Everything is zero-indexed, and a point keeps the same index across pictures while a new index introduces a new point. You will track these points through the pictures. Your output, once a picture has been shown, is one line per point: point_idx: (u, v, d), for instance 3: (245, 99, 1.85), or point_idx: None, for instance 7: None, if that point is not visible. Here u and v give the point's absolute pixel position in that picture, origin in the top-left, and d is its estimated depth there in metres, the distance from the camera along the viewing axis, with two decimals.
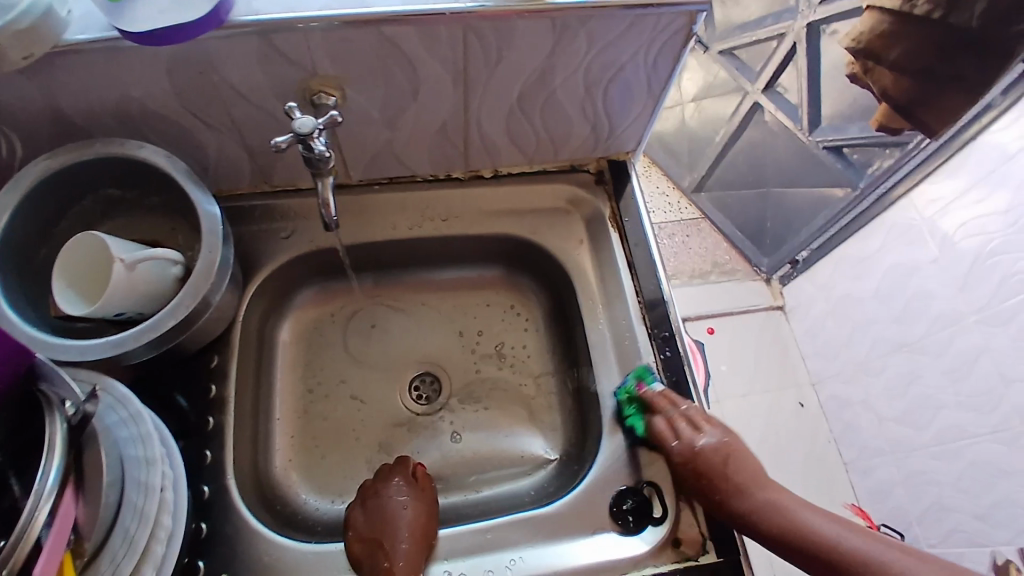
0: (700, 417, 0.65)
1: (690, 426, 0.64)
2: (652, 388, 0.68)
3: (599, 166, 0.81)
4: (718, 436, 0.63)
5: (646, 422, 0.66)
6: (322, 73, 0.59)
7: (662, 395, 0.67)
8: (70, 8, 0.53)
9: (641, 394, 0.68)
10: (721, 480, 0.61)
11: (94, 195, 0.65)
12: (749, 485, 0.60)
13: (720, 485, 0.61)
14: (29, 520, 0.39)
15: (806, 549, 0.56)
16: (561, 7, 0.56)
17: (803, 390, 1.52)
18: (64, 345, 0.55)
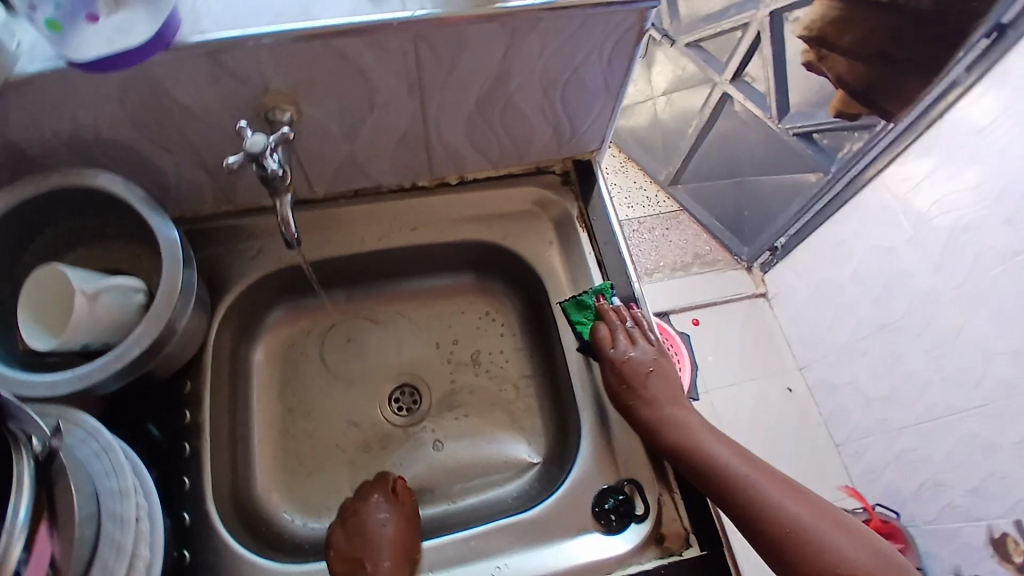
0: (641, 335, 0.69)
1: (629, 340, 0.69)
2: (610, 301, 0.71)
3: (565, 167, 0.81)
4: (648, 352, 0.68)
5: (595, 329, 0.70)
6: (275, 90, 0.59)
7: (615, 308, 0.70)
8: (18, 39, 0.52)
9: (600, 306, 0.71)
10: (641, 388, 0.66)
11: (54, 226, 0.64)
12: (672, 407, 0.65)
13: (639, 392, 0.66)
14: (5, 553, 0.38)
15: (693, 460, 0.62)
16: (512, 10, 0.56)
17: (789, 376, 1.53)
18: (32, 382, 0.55)
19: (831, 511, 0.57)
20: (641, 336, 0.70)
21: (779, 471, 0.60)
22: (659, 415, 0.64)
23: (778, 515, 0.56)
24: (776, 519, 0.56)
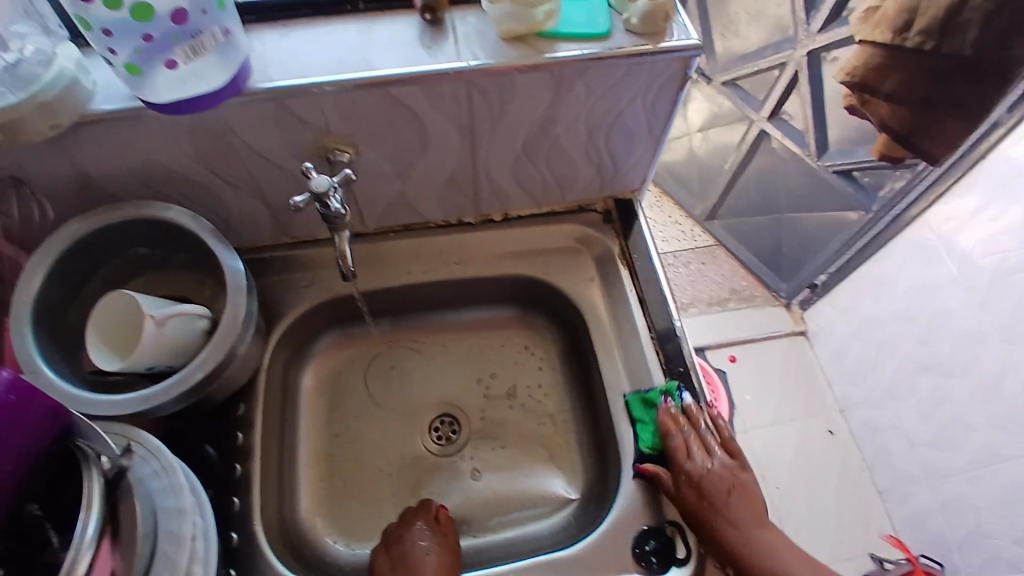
0: (716, 444, 0.68)
1: (705, 450, 0.67)
2: (678, 402, 0.70)
3: (606, 206, 0.83)
4: (727, 465, 0.67)
5: (655, 432, 0.69)
6: (336, 133, 0.63)
7: (687, 414, 0.69)
8: (95, 78, 0.57)
9: (666, 406, 0.70)
10: (726, 512, 0.63)
11: (124, 254, 0.69)
12: (758, 529, 0.63)
13: (724, 512, 0.63)
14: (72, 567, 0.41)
15: None
16: (559, 60, 0.59)
17: (830, 417, 1.49)
18: (96, 401, 0.58)
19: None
20: (716, 446, 0.68)
21: None
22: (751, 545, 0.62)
23: None
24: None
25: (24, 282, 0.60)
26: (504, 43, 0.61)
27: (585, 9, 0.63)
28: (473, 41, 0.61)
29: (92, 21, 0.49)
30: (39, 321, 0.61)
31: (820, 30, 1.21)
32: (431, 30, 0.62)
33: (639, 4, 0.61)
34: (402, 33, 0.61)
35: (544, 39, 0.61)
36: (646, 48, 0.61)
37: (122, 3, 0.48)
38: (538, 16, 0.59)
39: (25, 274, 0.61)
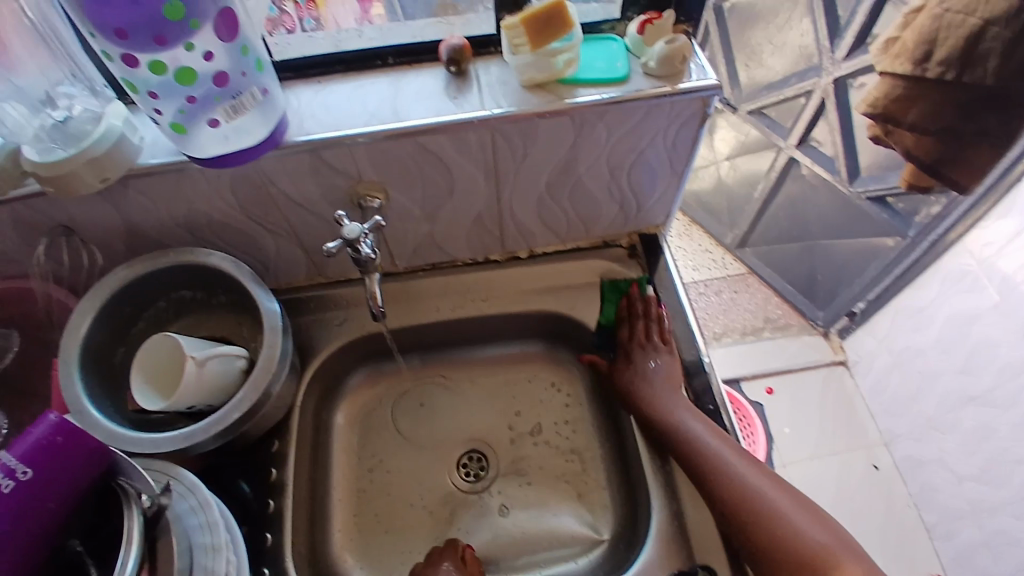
0: (658, 331, 0.77)
1: (645, 333, 0.78)
2: (642, 291, 0.80)
3: (630, 241, 0.84)
4: (660, 349, 0.76)
5: (617, 309, 0.81)
6: (368, 180, 0.66)
7: (642, 300, 0.79)
8: (142, 133, 0.61)
9: (631, 291, 0.80)
10: (645, 377, 0.74)
11: (168, 297, 0.72)
12: (666, 392, 0.72)
13: (641, 379, 0.74)
14: None
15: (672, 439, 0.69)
16: (579, 105, 0.61)
17: (873, 450, 1.44)
18: (139, 439, 0.60)
19: (795, 495, 0.62)
20: (658, 333, 0.78)
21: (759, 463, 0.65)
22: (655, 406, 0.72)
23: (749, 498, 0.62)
24: (744, 494, 0.62)
25: (73, 325, 0.64)
26: (526, 91, 0.63)
27: (604, 56, 0.66)
28: (496, 90, 0.63)
29: (140, 85, 0.52)
30: (86, 362, 0.64)
31: (845, 57, 1.20)
32: (455, 81, 0.65)
33: (657, 48, 0.62)
34: (429, 85, 0.65)
35: (565, 86, 0.63)
36: (664, 90, 0.62)
37: (167, 69, 0.51)
38: (558, 65, 0.62)
39: (74, 318, 0.64)
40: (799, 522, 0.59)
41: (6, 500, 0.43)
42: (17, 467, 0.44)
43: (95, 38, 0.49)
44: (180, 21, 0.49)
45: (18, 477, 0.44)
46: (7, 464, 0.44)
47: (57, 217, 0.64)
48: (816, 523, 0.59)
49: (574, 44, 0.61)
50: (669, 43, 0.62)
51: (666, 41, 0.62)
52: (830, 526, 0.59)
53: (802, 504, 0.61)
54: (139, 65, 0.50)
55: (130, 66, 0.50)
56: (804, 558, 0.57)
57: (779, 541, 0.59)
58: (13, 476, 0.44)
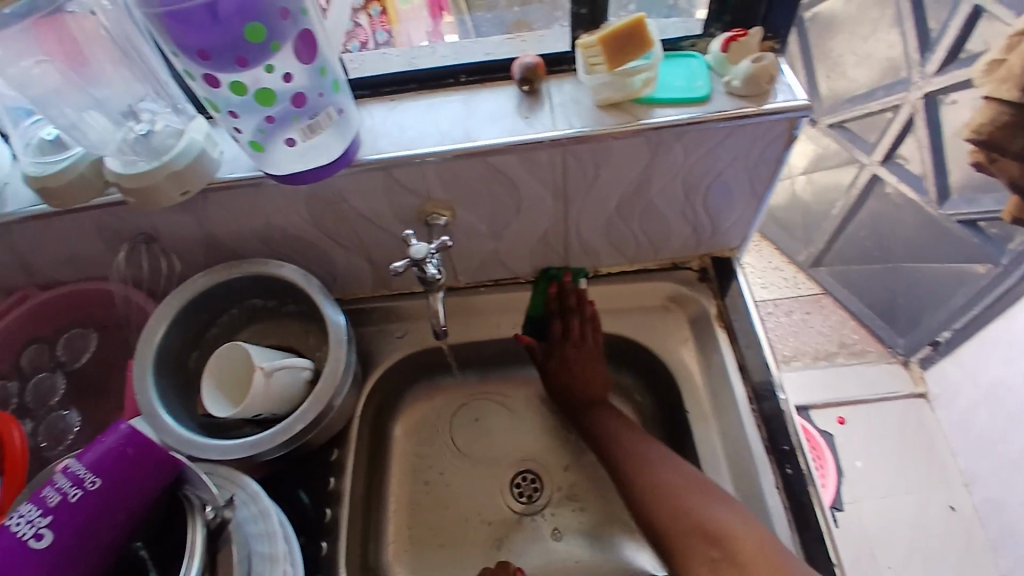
0: (586, 330, 0.78)
1: (581, 333, 0.78)
2: (576, 282, 0.78)
3: (702, 263, 0.80)
4: (586, 347, 0.78)
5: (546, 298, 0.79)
6: (436, 199, 0.66)
7: (575, 292, 0.78)
8: (222, 149, 0.63)
9: (563, 281, 0.78)
10: (572, 376, 0.78)
11: (241, 305, 0.74)
12: (590, 389, 0.78)
13: (574, 383, 0.78)
14: None
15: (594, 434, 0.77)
16: (655, 125, 0.59)
17: (952, 491, 1.35)
18: (208, 446, 0.62)
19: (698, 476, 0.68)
20: (586, 330, 0.78)
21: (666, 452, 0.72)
22: (596, 417, 0.78)
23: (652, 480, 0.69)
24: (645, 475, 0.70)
25: (150, 331, 0.67)
26: (600, 109, 0.61)
27: (684, 73, 0.63)
28: (570, 110, 0.62)
29: (221, 104, 0.54)
30: (161, 367, 0.67)
31: (935, 72, 1.14)
32: (528, 100, 0.64)
33: (742, 67, 0.60)
34: (501, 104, 0.64)
35: (641, 106, 0.61)
36: (749, 110, 0.59)
37: (248, 89, 0.53)
38: (635, 85, 0.60)
39: (151, 324, 0.67)
40: (694, 496, 0.66)
41: (75, 507, 0.45)
42: (87, 476, 0.47)
43: (180, 58, 0.50)
44: (261, 43, 0.50)
45: (86, 486, 0.46)
46: (78, 474, 0.47)
47: (140, 226, 0.68)
48: (723, 503, 0.65)
49: (655, 62, 0.59)
50: (755, 62, 0.60)
51: (751, 60, 0.60)
52: (731, 504, 0.64)
53: (705, 490, 0.66)
54: (221, 85, 0.52)
55: (212, 86, 0.52)
56: (705, 532, 0.63)
57: (683, 521, 0.65)
58: (82, 485, 0.46)
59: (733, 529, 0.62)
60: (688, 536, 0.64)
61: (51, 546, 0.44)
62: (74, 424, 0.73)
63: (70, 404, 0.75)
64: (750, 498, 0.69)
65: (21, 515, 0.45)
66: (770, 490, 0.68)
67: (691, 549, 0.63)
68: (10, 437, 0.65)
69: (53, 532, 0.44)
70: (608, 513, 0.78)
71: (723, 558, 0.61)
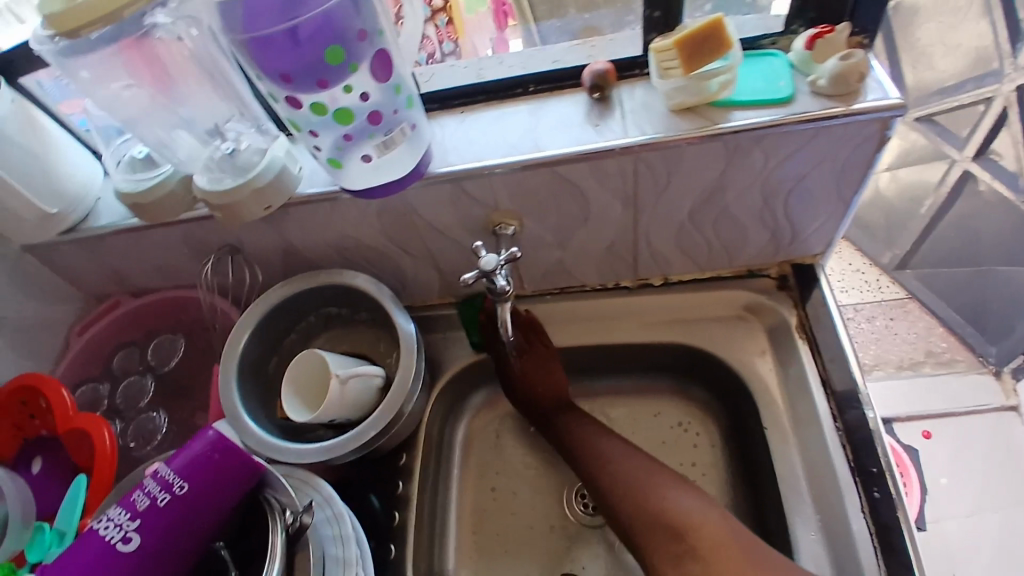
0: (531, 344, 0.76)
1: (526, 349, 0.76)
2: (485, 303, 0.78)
3: (781, 271, 0.76)
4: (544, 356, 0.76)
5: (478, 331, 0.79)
6: (504, 209, 0.66)
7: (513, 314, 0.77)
8: (301, 164, 0.66)
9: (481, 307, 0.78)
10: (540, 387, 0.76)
11: (317, 312, 0.77)
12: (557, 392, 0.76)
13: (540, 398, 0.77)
14: None
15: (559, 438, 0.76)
16: (733, 130, 0.57)
17: None
18: (284, 448, 0.64)
19: (671, 473, 0.67)
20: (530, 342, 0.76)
21: (639, 453, 0.70)
22: (563, 422, 0.76)
23: (622, 482, 0.67)
24: (617, 480, 0.68)
25: (234, 338, 0.70)
26: (674, 115, 0.59)
27: (765, 74, 0.61)
28: (641, 116, 0.60)
29: (302, 124, 0.56)
30: (244, 373, 0.70)
31: None
32: (597, 108, 0.62)
33: (829, 65, 0.58)
34: (570, 112, 0.63)
35: (718, 109, 0.58)
36: (837, 111, 0.57)
37: (327, 109, 0.54)
38: (712, 88, 0.57)
39: (235, 332, 0.70)
40: (669, 495, 0.64)
41: (162, 512, 0.48)
42: (175, 481, 0.49)
43: (263, 82, 0.52)
44: (340, 65, 0.51)
45: (174, 490, 0.49)
46: (166, 478, 0.50)
47: (226, 238, 0.71)
48: (694, 498, 0.64)
49: (733, 64, 0.57)
50: (843, 59, 0.58)
51: (839, 58, 0.58)
52: (707, 502, 0.63)
53: (669, 485, 0.65)
54: (301, 106, 0.54)
55: (294, 107, 0.54)
56: (668, 528, 0.62)
57: (650, 520, 0.63)
58: (171, 489, 0.49)
59: (697, 519, 0.61)
60: (653, 536, 0.63)
61: (138, 548, 0.47)
62: (161, 426, 0.77)
63: (157, 406, 0.79)
64: (833, 521, 0.65)
65: (111, 518, 0.48)
66: (855, 514, 0.64)
67: (657, 550, 0.62)
68: (101, 437, 0.68)
69: (141, 535, 0.48)
70: None
71: (687, 552, 0.60)
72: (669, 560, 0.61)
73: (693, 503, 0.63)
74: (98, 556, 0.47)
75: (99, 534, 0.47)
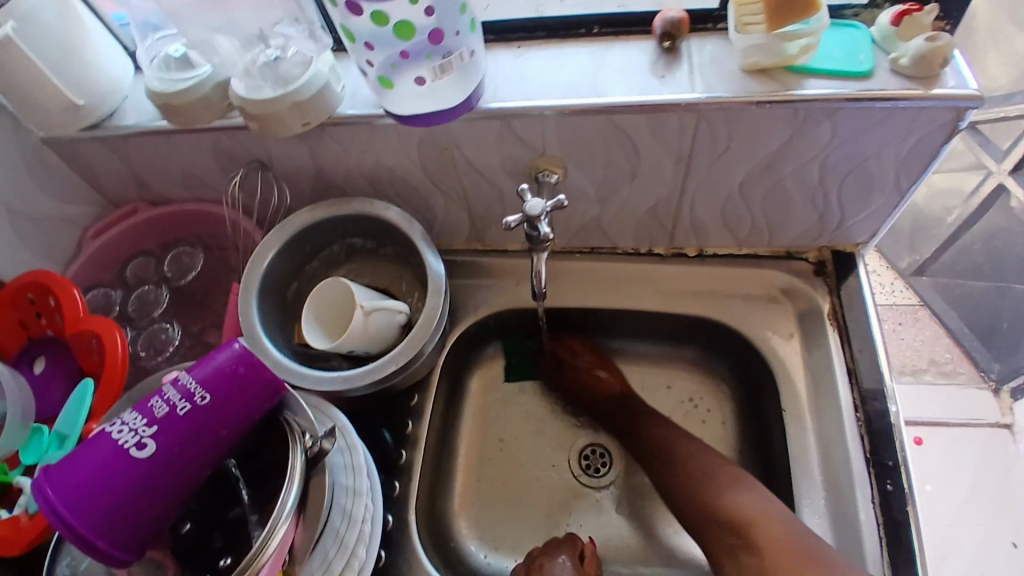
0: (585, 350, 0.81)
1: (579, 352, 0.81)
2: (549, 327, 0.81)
3: (820, 256, 0.75)
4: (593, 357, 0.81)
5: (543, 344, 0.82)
6: (550, 154, 0.64)
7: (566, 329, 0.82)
8: (345, 84, 0.63)
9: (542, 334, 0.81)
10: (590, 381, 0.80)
11: (341, 242, 0.74)
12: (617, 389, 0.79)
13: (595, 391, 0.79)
14: (267, 539, 0.45)
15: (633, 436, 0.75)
16: (807, 97, 0.55)
17: None
18: (304, 373, 0.63)
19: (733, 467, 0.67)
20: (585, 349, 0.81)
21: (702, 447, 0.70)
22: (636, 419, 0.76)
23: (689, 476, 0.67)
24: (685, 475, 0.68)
25: (258, 256, 0.68)
26: (746, 75, 0.57)
27: (844, 44, 0.59)
28: (709, 72, 0.58)
29: (358, 35, 0.53)
30: (265, 293, 0.68)
31: None
32: (664, 58, 0.60)
33: (914, 44, 0.55)
34: (635, 61, 0.61)
35: (793, 74, 0.57)
36: (915, 92, 0.55)
37: (388, 21, 0.51)
38: (792, 50, 0.56)
39: (261, 249, 0.68)
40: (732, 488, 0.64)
41: (182, 421, 0.47)
42: (196, 392, 0.48)
43: None
44: None
45: (195, 401, 0.47)
46: (187, 387, 0.48)
47: (257, 152, 0.68)
48: (749, 488, 0.63)
49: (816, 29, 0.55)
50: (929, 40, 0.55)
51: (926, 38, 0.55)
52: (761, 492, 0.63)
53: (732, 481, 0.64)
54: (362, 14, 0.51)
55: (353, 14, 0.51)
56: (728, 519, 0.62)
57: (710, 513, 0.64)
58: (192, 399, 0.47)
59: (756, 514, 0.61)
60: (710, 528, 0.63)
61: (153, 456, 0.45)
62: (174, 338, 0.76)
63: (171, 318, 0.78)
64: (842, 511, 0.64)
65: (126, 422, 0.46)
66: (864, 506, 0.63)
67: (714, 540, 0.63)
68: (113, 341, 0.65)
69: (157, 443, 0.46)
70: (631, 484, 0.78)
71: (744, 546, 0.60)
72: (727, 553, 0.61)
73: (756, 500, 0.62)
74: (112, 460, 0.45)
75: (112, 437, 0.46)
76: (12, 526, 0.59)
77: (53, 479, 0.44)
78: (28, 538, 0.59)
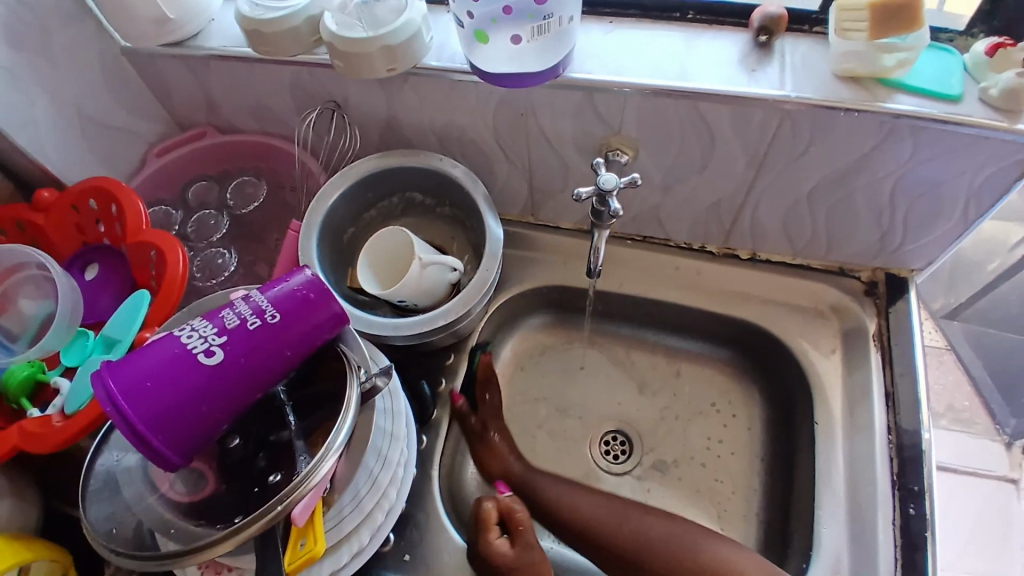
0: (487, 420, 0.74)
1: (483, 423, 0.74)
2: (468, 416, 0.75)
3: (872, 276, 0.75)
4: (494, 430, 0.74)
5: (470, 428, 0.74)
6: (625, 135, 0.64)
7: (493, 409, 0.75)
8: (434, 35, 0.64)
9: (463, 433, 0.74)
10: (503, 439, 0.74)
11: (401, 195, 0.75)
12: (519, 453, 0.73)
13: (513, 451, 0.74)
14: (313, 469, 0.46)
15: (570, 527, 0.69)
16: (897, 112, 0.55)
17: None
18: (357, 316, 0.65)
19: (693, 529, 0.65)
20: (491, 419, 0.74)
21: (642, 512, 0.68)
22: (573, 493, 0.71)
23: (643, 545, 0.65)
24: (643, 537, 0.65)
25: (324, 194, 0.69)
26: (838, 81, 0.57)
27: (937, 66, 0.58)
28: (802, 71, 0.58)
29: None
30: (325, 231, 0.70)
31: None
32: (757, 51, 0.60)
33: (1005, 75, 0.54)
34: (727, 51, 0.61)
35: (884, 87, 0.57)
36: (1001, 124, 0.54)
37: None
38: (887, 63, 0.56)
39: (327, 188, 0.70)
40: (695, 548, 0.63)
41: (250, 335, 0.48)
42: (267, 309, 0.49)
43: None
44: None
45: (265, 318, 0.49)
46: (258, 305, 0.49)
47: (335, 92, 0.69)
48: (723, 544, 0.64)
49: (912, 45, 0.54)
50: (1021, 74, 0.54)
51: (1019, 71, 0.54)
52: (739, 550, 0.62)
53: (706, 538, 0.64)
54: None
55: None
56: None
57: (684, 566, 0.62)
58: (262, 316, 0.49)
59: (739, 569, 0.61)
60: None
61: (220, 364, 0.47)
62: (229, 264, 0.78)
63: (228, 245, 0.79)
64: (862, 531, 0.64)
65: (195, 329, 0.48)
66: (884, 526, 0.63)
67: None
68: (175, 258, 0.66)
69: (224, 352, 0.47)
70: (656, 470, 0.78)
71: None
72: None
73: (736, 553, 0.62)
74: (179, 362, 0.46)
75: (180, 341, 0.47)
76: (42, 424, 0.59)
77: (115, 372, 0.45)
78: (54, 441, 0.57)
